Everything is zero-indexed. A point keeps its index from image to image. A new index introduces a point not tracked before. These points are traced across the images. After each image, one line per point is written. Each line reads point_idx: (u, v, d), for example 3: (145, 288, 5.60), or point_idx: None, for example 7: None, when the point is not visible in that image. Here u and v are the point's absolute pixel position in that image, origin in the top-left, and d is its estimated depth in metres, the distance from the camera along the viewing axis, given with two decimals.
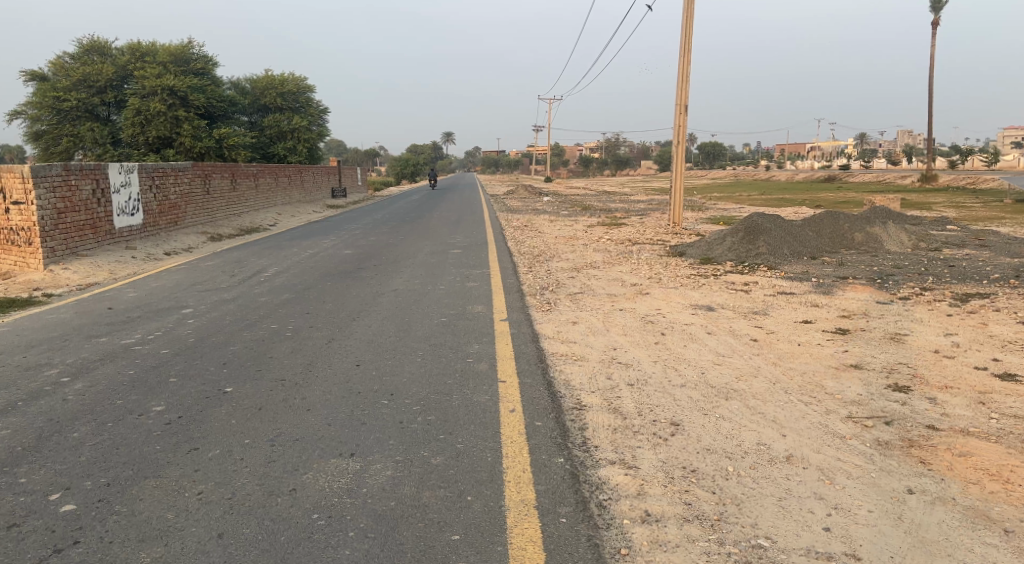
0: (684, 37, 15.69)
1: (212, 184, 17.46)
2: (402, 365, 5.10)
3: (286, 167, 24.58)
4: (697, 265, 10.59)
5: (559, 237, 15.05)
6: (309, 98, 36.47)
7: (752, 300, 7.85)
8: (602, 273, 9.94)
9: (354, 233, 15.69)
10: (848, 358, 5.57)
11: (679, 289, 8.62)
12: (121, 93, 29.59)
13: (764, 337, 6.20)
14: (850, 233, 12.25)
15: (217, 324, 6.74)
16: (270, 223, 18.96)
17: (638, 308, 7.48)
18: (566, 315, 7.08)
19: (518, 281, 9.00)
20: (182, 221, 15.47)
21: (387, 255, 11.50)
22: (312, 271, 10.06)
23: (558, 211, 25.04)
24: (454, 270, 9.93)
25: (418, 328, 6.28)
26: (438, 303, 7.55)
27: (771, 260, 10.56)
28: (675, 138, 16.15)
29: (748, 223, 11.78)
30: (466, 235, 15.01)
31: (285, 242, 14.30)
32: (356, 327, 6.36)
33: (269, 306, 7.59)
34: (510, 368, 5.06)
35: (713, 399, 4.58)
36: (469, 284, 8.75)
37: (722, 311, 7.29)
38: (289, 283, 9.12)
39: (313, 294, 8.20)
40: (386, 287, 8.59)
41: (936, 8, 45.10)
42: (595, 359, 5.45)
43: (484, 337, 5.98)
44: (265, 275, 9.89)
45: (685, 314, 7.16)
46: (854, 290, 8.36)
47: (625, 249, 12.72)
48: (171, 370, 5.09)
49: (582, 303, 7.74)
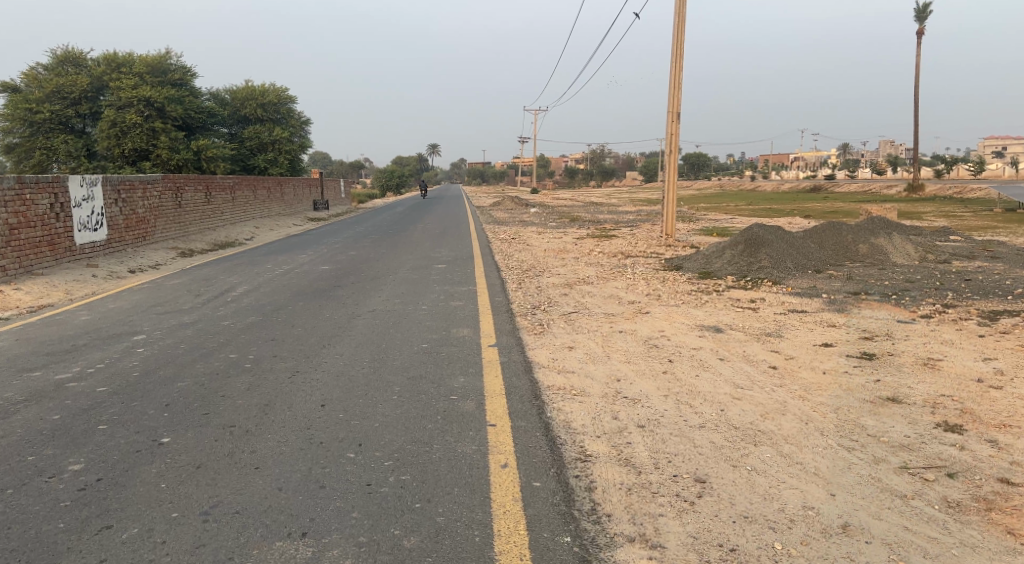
0: (676, 42, 15.14)
1: (184, 197, 16.65)
2: (375, 404, 4.37)
3: (265, 180, 23.80)
4: (696, 280, 9.99)
5: (549, 250, 14.40)
6: (290, 109, 35.76)
7: (762, 320, 7.22)
8: (596, 289, 9.30)
9: (334, 247, 14.96)
10: (883, 389, 4.94)
11: (681, 307, 7.98)
12: (96, 104, 28.67)
13: (784, 364, 5.56)
14: (854, 244, 11.74)
15: (169, 355, 5.95)
16: (246, 237, 18.13)
17: (640, 330, 6.82)
18: (561, 339, 6.39)
19: (506, 300, 8.32)
20: (151, 236, 14.63)
21: (367, 271, 10.78)
22: (284, 289, 9.31)
23: (546, 222, 24.44)
24: (437, 287, 9.22)
25: (396, 357, 5.54)
26: (419, 327, 6.81)
27: (775, 274, 9.98)
28: (668, 147, 15.61)
29: (748, 234, 11.21)
30: (451, 249, 14.31)
31: (260, 257, 13.52)
32: (327, 356, 5.62)
33: (231, 331, 6.81)
34: (500, 407, 4.35)
35: (740, 444, 3.91)
36: (453, 304, 8.04)
37: (732, 333, 6.65)
38: (258, 303, 8.35)
39: (282, 317, 7.43)
40: (363, 307, 7.83)
41: (919, 19, 45.44)
42: (597, 394, 4.76)
43: (470, 367, 5.28)
44: (233, 295, 9.12)
45: (691, 337, 6.50)
46: (870, 307, 7.77)
47: (618, 263, 12.11)
48: (101, 413, 4.32)
49: (577, 325, 7.05)
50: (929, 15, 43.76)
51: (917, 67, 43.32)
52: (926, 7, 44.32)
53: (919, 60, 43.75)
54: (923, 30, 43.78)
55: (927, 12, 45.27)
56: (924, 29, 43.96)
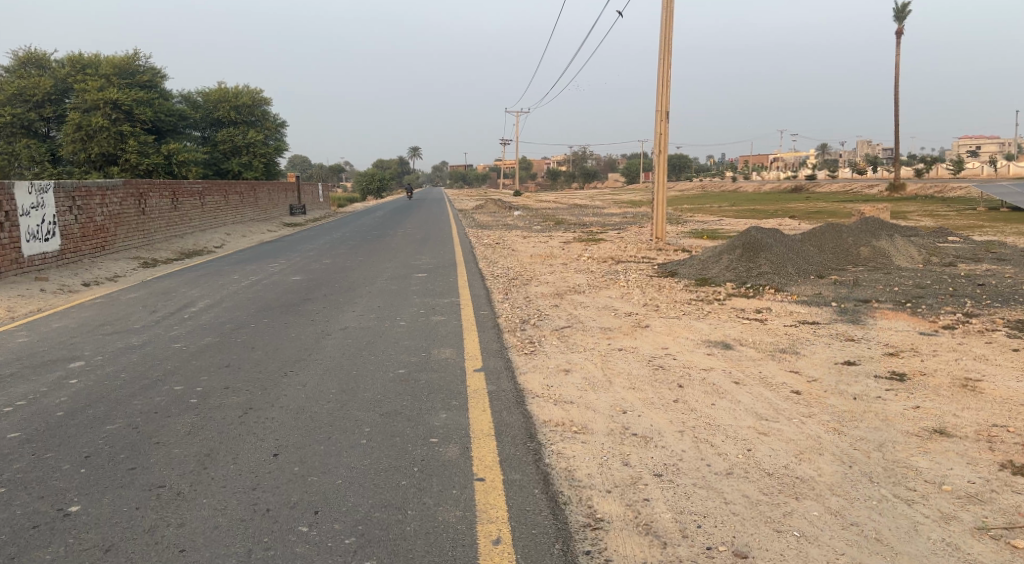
0: (664, 38, 14.56)
1: (148, 203, 15.74)
2: (338, 452, 3.65)
3: (237, 185, 22.92)
4: (694, 287, 9.38)
5: (535, 256, 13.74)
6: (265, 112, 34.75)
7: (772, 333, 6.59)
8: (588, 299, 8.64)
9: (307, 255, 14.14)
10: (927, 418, 4.30)
11: (682, 319, 7.33)
12: (61, 108, 27.55)
13: (808, 389, 4.92)
14: (854, 247, 11.23)
15: (104, 386, 5.16)
16: (215, 245, 17.23)
17: (640, 347, 6.15)
18: (554, 360, 5.70)
19: (492, 314, 7.61)
20: (111, 246, 13.73)
21: (341, 282, 10.02)
22: (249, 303, 8.53)
23: (531, 225, 23.72)
24: (416, 300, 8.48)
25: (367, 387, 4.81)
26: (396, 346, 6.08)
27: (776, 280, 9.41)
28: (657, 147, 15.02)
29: (746, 238, 10.62)
30: (432, 256, 13.59)
31: (228, 267, 12.68)
32: (288, 388, 4.88)
33: (181, 356, 6.02)
34: (490, 454, 3.65)
35: (779, 498, 3.24)
36: (434, 320, 7.30)
37: (743, 350, 6.00)
38: (218, 321, 7.56)
39: (242, 337, 6.65)
40: (334, 325, 7.06)
41: (899, 19, 45.59)
42: (602, 431, 4.07)
43: (456, 397, 4.57)
44: (193, 311, 8.32)
45: (699, 356, 5.83)
46: (885, 317, 7.18)
47: (609, 269, 11.49)
48: (3, 471, 3.55)
49: (571, 342, 6.35)
50: (907, 15, 43.96)
51: (898, 67, 43.43)
52: (905, 6, 44.51)
53: (898, 60, 43.88)
54: (902, 30, 44.00)
55: (905, 12, 45.46)
56: (902, 29, 44.20)
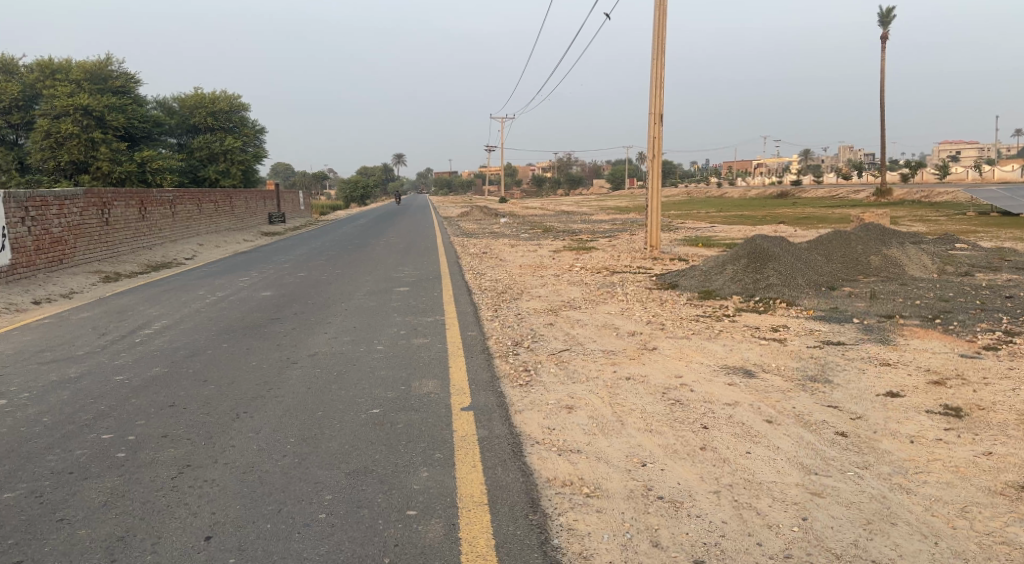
0: (658, 37, 13.88)
1: (112, 213, 14.78)
2: (286, 536, 2.89)
3: (211, 194, 21.94)
4: (698, 302, 8.68)
5: (524, 267, 12.99)
6: (244, 117, 33.75)
7: (797, 357, 5.87)
8: (586, 317, 7.89)
9: (282, 267, 13.28)
10: (1008, 469, 3.58)
11: (692, 340, 6.60)
12: (29, 115, 26.39)
13: (854, 430, 4.19)
14: (864, 256, 10.59)
15: (19, 433, 4.31)
16: (185, 257, 16.26)
17: (651, 375, 5.38)
18: (553, 394, 4.92)
19: (480, 335, 6.82)
20: (70, 259, 12.74)
21: (315, 298, 9.19)
22: (211, 325, 7.67)
23: (518, 234, 22.92)
24: (397, 319, 7.67)
25: (332, 434, 4.03)
26: (371, 378, 5.27)
27: (786, 293, 8.72)
28: (651, 151, 14.34)
29: (751, 247, 9.92)
30: (416, 267, 12.80)
31: (194, 281, 11.77)
32: (237, 436, 4.07)
33: (118, 393, 5.17)
34: (481, 536, 2.88)
35: None
36: (416, 343, 6.50)
37: (768, 379, 5.25)
38: (171, 346, 6.69)
39: (196, 368, 5.80)
40: (302, 350, 6.23)
41: (883, 24, 45.58)
42: (621, 494, 3.31)
43: (439, 447, 3.80)
44: (146, 334, 7.43)
45: (720, 386, 5.08)
46: (917, 336, 6.48)
47: (604, 281, 10.75)
48: None
49: (572, 370, 5.59)
50: (892, 20, 44.01)
51: (883, 72, 43.42)
52: (890, 12, 44.59)
53: (883, 64, 43.89)
54: (887, 35, 44.04)
55: (890, 17, 45.54)
56: (888, 34, 44.27)
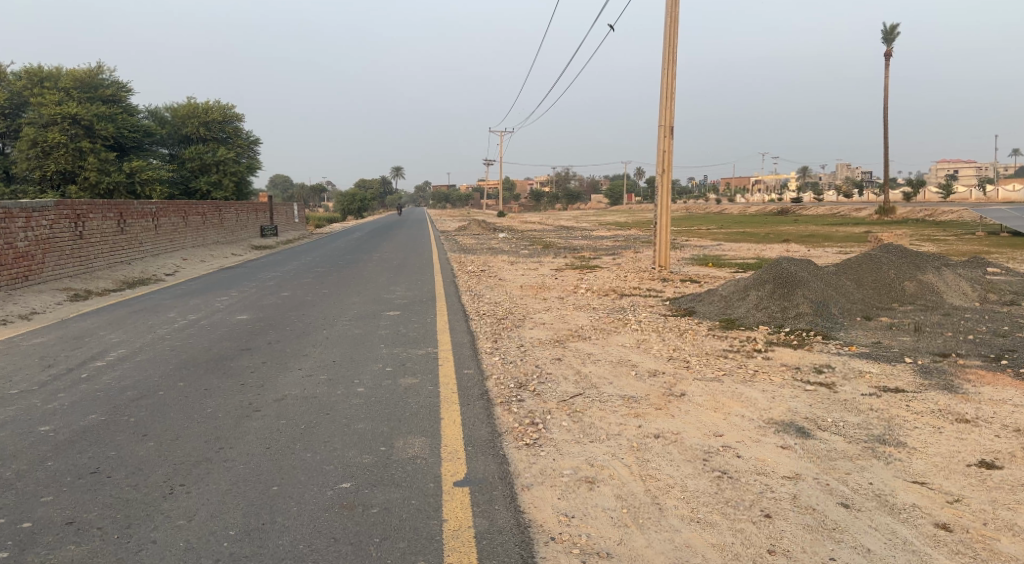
0: (670, 44, 13.02)
1: (86, 226, 13.80)
2: None
3: (198, 206, 21.06)
4: (722, 333, 7.79)
5: (525, 287, 12.05)
6: (237, 128, 32.94)
7: (855, 411, 4.96)
8: (598, 350, 6.98)
9: (264, 286, 12.32)
10: None
11: (726, 382, 5.68)
12: (15, 123, 25.48)
13: (959, 524, 3.29)
14: (898, 282, 9.73)
15: None
16: (165, 273, 15.24)
17: (684, 432, 4.47)
18: (569, 459, 3.98)
19: (478, 375, 5.87)
20: (37, 275, 11.72)
21: (294, 325, 8.22)
22: (170, 357, 6.69)
23: (517, 249, 22.04)
24: (383, 352, 6.70)
25: (284, 527, 3.11)
26: (345, 434, 4.33)
27: (819, 325, 7.84)
28: (660, 165, 13.48)
29: (777, 270, 9.03)
30: (408, 287, 11.85)
31: (167, 302, 10.77)
32: (163, 526, 3.15)
33: (33, 449, 4.19)
34: None
35: None
36: (403, 385, 5.55)
37: (829, 442, 4.34)
38: (118, 385, 5.70)
39: (139, 415, 4.84)
40: (269, 394, 5.28)
41: (887, 41, 45.23)
42: None
43: (423, 551, 2.90)
44: (95, 367, 6.42)
45: (773, 452, 4.15)
46: (986, 381, 5.59)
47: (614, 306, 9.84)
48: None
49: (590, 423, 4.67)
50: (895, 37, 43.58)
51: (887, 87, 42.83)
52: (893, 29, 44.28)
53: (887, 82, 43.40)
54: (890, 51, 43.64)
55: (893, 34, 45.15)
56: (891, 51, 43.89)
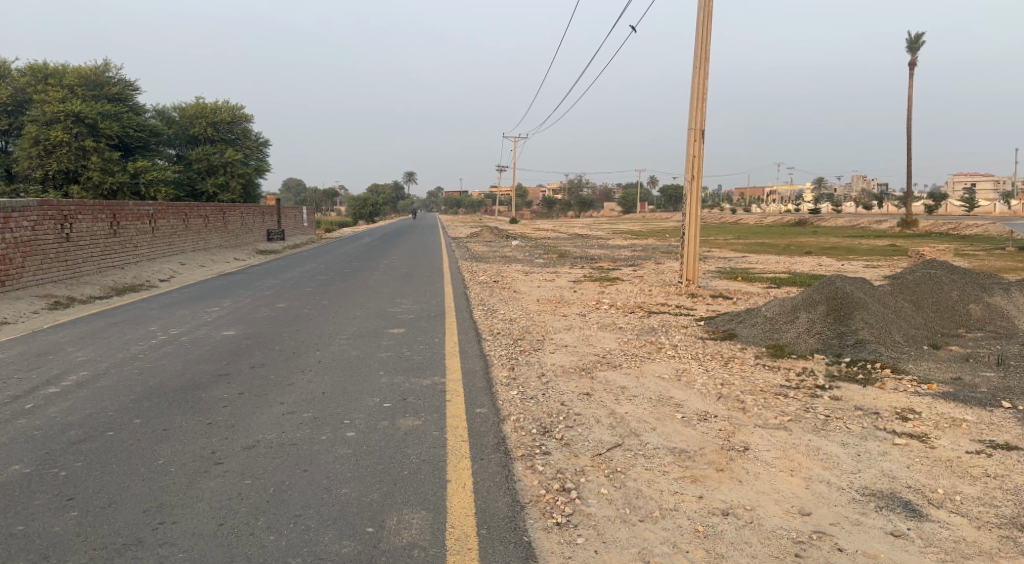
0: (702, 42, 12.02)
1: (75, 227, 12.98)
2: None
3: (200, 208, 20.28)
4: (772, 362, 6.76)
5: (542, 302, 11.05)
6: (246, 129, 32.29)
7: (971, 477, 3.92)
8: (631, 382, 5.97)
9: (258, 296, 11.37)
10: None
11: (795, 431, 4.65)
12: (18, 121, 24.94)
13: None
14: (962, 305, 8.66)
15: None
16: (159, 278, 14.39)
17: (761, 507, 3.47)
18: (617, 552, 2.99)
19: (493, 416, 4.87)
20: (16, 280, 10.87)
21: (284, 344, 7.28)
22: (136, 383, 5.76)
23: (531, 259, 21.07)
24: (382, 382, 5.72)
25: None
26: (323, 503, 3.37)
27: (884, 354, 6.80)
28: (689, 172, 12.46)
29: (830, 290, 7.98)
30: (415, 300, 10.89)
31: (151, 312, 9.87)
32: None
33: None
34: None
35: None
36: (403, 428, 4.58)
37: (953, 527, 3.31)
38: (63, 421, 4.76)
39: (76, 465, 3.92)
40: (239, 438, 4.33)
41: (912, 49, 44.14)
42: None
43: None
44: (46, 394, 5.50)
45: (885, 544, 3.14)
46: None
47: (642, 326, 8.85)
48: None
49: (636, 489, 3.68)
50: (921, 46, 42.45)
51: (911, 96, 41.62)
52: (917, 37, 43.20)
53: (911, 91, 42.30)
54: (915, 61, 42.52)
55: (918, 42, 43.99)
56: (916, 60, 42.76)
